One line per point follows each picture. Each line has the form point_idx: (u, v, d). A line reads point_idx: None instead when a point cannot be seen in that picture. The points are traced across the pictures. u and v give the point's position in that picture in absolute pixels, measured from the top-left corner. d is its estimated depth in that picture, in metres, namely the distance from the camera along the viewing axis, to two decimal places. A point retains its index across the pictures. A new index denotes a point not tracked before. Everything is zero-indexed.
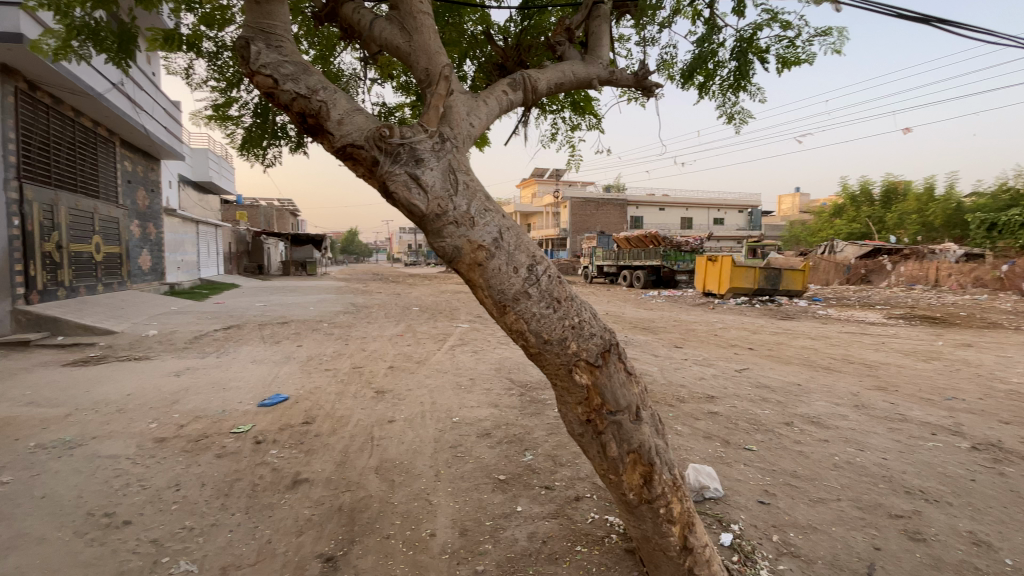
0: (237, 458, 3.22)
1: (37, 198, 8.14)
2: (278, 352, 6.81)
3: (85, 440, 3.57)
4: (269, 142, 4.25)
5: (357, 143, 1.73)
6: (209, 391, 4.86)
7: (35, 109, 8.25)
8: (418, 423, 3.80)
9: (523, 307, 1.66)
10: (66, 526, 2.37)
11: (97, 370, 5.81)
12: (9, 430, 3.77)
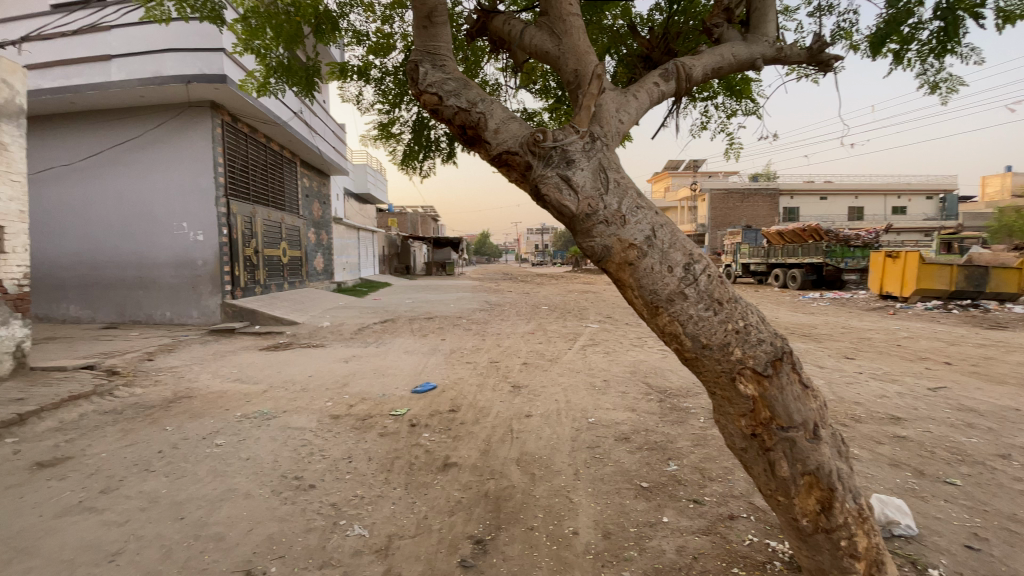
0: (395, 438, 3.60)
1: (240, 212, 10.10)
2: (425, 344, 7.45)
3: (279, 412, 4.32)
4: (422, 154, 4.67)
5: (512, 150, 1.83)
6: (371, 376, 5.52)
7: (237, 138, 10.16)
8: (554, 420, 3.86)
9: (678, 309, 1.58)
10: (269, 484, 2.88)
11: (286, 355, 6.97)
12: (229, 400, 4.73)
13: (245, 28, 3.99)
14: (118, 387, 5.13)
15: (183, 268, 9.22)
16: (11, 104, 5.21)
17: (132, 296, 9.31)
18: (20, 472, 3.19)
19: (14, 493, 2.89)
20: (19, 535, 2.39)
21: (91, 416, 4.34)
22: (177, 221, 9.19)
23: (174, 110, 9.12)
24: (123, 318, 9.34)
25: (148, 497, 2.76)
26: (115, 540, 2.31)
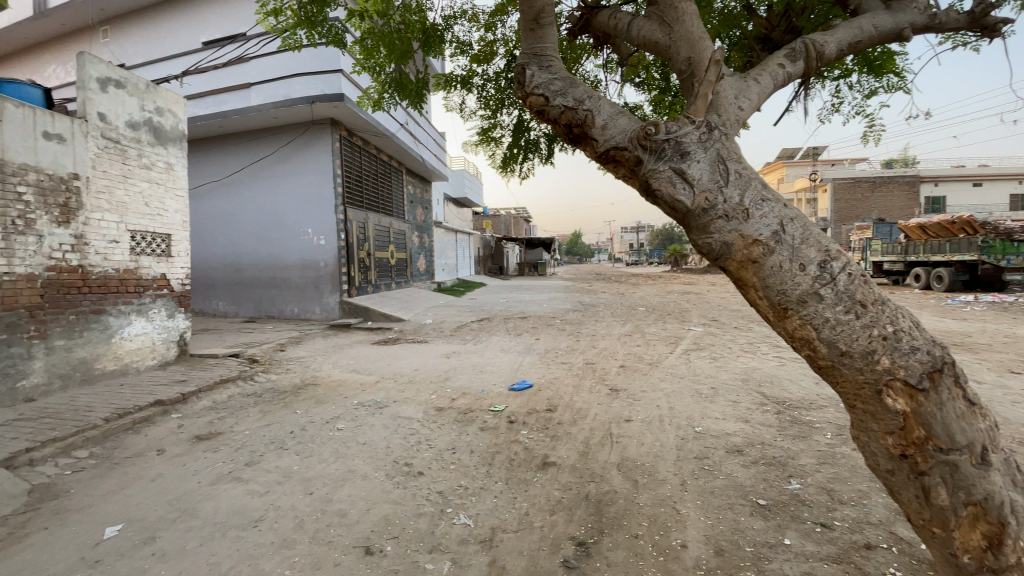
0: (495, 433, 3.70)
1: (355, 218, 11.04)
2: (521, 343, 7.56)
3: (389, 402, 4.64)
4: (521, 156, 4.75)
5: (619, 145, 1.79)
6: (471, 372, 5.74)
7: (352, 150, 11.11)
8: (657, 427, 3.70)
9: (811, 311, 1.44)
10: (382, 468, 3.11)
11: (393, 349, 7.49)
12: (346, 389, 5.18)
13: (363, 49, 4.33)
14: (257, 373, 5.86)
15: (308, 269, 10.29)
16: (175, 130, 6.17)
17: (267, 294, 10.59)
18: (184, 443, 3.77)
19: (181, 460, 3.42)
20: (185, 497, 2.83)
21: (236, 398, 5.00)
22: (304, 228, 10.28)
23: (301, 129, 10.19)
24: (260, 312, 10.65)
25: (282, 472, 3.12)
26: (257, 508, 2.64)
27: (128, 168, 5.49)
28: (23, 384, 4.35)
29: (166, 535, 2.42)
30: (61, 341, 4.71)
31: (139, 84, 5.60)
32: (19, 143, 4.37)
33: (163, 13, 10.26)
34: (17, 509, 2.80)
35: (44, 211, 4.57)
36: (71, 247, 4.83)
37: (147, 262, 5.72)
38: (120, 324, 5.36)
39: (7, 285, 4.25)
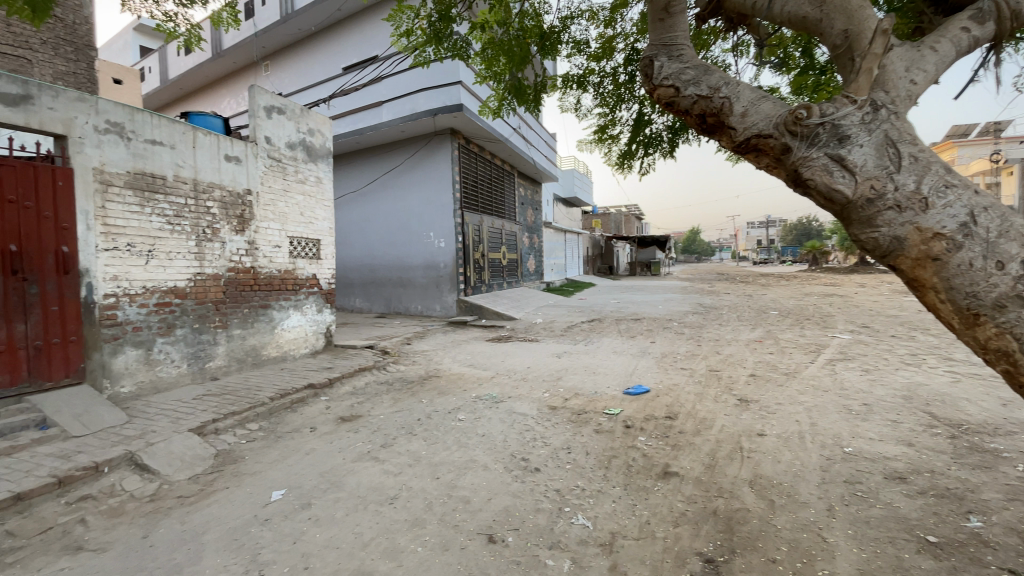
0: (612, 437, 3.63)
1: (471, 221, 11.59)
2: (636, 346, 7.31)
3: (504, 398, 4.79)
4: (640, 152, 4.61)
5: (762, 134, 1.89)
6: (585, 373, 5.69)
7: (469, 156, 11.67)
8: (795, 444, 3.35)
9: (1011, 316, 1.41)
10: (502, 460, 3.22)
11: (507, 347, 7.72)
12: (464, 383, 5.45)
13: (483, 59, 4.53)
14: (389, 364, 6.44)
15: (430, 270, 11.03)
16: (323, 148, 7.01)
17: (395, 293, 11.57)
18: (331, 423, 4.28)
19: (329, 438, 3.89)
20: (332, 470, 3.20)
21: (371, 385, 5.56)
22: (426, 231, 11.04)
23: (424, 139, 10.93)
24: (389, 309, 11.67)
25: (412, 455, 3.39)
26: (392, 486, 2.90)
27: (288, 183, 6.37)
28: (210, 364, 5.27)
29: (318, 503, 2.76)
30: (238, 330, 5.62)
31: (295, 109, 6.46)
32: (209, 166, 5.28)
33: (311, 45, 11.69)
34: (208, 469, 3.40)
35: (225, 221, 5.47)
36: (245, 251, 5.73)
37: (302, 263, 6.59)
38: (282, 317, 6.24)
39: (200, 283, 5.17)
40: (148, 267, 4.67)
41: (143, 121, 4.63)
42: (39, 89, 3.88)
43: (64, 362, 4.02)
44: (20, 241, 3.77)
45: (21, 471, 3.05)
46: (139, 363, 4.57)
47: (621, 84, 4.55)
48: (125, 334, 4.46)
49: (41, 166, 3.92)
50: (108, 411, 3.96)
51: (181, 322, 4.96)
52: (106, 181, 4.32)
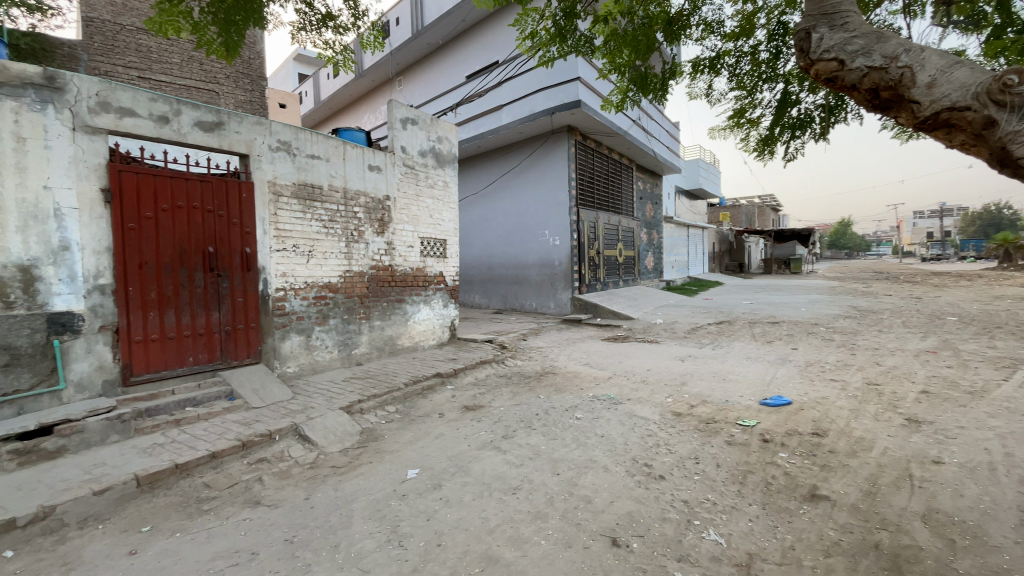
0: (746, 450, 3.34)
1: (588, 218, 11.46)
2: (771, 353, 6.63)
3: (623, 400, 4.67)
4: (786, 135, 4.18)
5: (956, 106, 1.64)
6: (711, 379, 5.32)
7: (587, 153, 11.55)
8: (985, 476, 2.78)
9: None
10: (623, 464, 3.15)
11: (625, 347, 7.50)
12: (582, 382, 5.42)
13: (607, 53, 4.44)
14: (508, 358, 6.65)
15: (545, 267, 11.15)
16: (451, 154, 7.44)
17: (512, 289, 11.91)
18: (457, 411, 4.55)
19: (455, 425, 4.14)
20: (459, 456, 3.40)
21: (492, 377, 5.80)
22: (542, 229, 11.18)
23: (542, 138, 11.03)
24: (506, 305, 12.06)
25: (533, 449, 3.46)
26: (515, 477, 3.00)
27: (420, 188, 6.88)
28: (356, 351, 5.92)
29: (447, 484, 2.95)
30: (378, 321, 6.23)
31: (426, 119, 6.96)
32: (356, 175, 5.92)
33: (439, 57, 12.50)
34: (355, 444, 3.84)
35: (368, 224, 6.09)
36: (384, 250, 6.32)
37: (431, 262, 7.08)
38: (414, 310, 6.78)
39: (348, 278, 5.82)
40: (309, 265, 5.38)
41: (305, 138, 5.33)
42: (229, 117, 4.69)
43: (246, 345, 4.83)
44: (217, 243, 4.59)
45: (217, 433, 3.73)
46: (301, 348, 5.30)
47: (763, 63, 4.18)
48: (291, 322, 5.20)
49: (232, 182, 4.72)
50: (277, 387, 4.66)
51: (334, 313, 5.64)
52: (277, 192, 5.06)
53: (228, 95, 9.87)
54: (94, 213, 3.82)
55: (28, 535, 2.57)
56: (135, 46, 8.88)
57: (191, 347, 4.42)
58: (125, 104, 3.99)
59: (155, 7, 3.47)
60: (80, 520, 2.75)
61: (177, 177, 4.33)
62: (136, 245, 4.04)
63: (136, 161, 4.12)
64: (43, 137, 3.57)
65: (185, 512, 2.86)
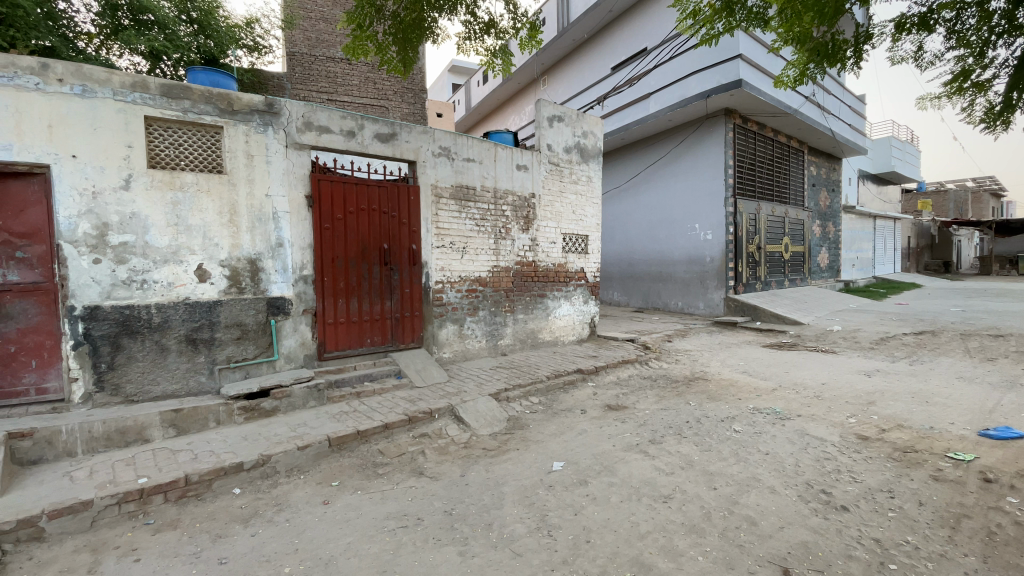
0: (959, 489, 2.72)
1: (746, 209, 10.39)
2: (996, 373, 5.29)
3: (790, 415, 4.15)
4: None
5: None
6: (907, 400, 4.43)
7: (747, 137, 10.46)
8: None
9: None
10: (794, 487, 2.79)
11: (790, 356, 6.64)
12: (739, 392, 4.94)
13: (782, 22, 3.86)
14: (651, 359, 6.35)
15: (694, 264, 10.44)
16: (596, 148, 7.35)
17: (655, 287, 11.40)
18: (599, 409, 4.50)
19: (598, 423, 4.09)
20: (605, 455, 3.35)
21: (636, 378, 5.61)
22: (691, 223, 10.47)
23: (694, 125, 10.29)
24: (647, 304, 11.60)
25: (685, 458, 3.26)
26: (665, 485, 2.85)
27: (564, 184, 6.92)
28: (501, 342, 6.22)
29: (594, 482, 2.93)
30: (522, 315, 6.44)
31: (573, 115, 6.97)
32: (506, 175, 6.18)
33: (584, 51, 12.47)
34: (503, 430, 4.02)
35: (515, 222, 6.32)
36: (529, 247, 6.49)
37: (573, 258, 7.07)
38: (556, 305, 6.87)
39: (496, 273, 6.12)
40: (463, 261, 5.78)
41: (462, 143, 5.72)
42: (400, 127, 5.24)
43: (411, 331, 5.39)
44: (390, 241, 5.18)
45: (388, 407, 4.22)
46: (455, 336, 5.74)
47: (997, 12, 3.30)
48: (447, 312, 5.66)
49: (402, 186, 5.27)
50: (436, 370, 5.11)
51: (483, 305, 5.98)
52: (438, 194, 5.53)
53: (395, 109, 11.11)
54: (301, 216, 4.59)
55: (253, 476, 3.20)
56: (326, 73, 10.49)
57: (369, 330, 5.07)
58: (322, 123, 4.70)
59: (349, 35, 4.00)
60: (288, 469, 3.34)
61: (360, 183, 4.98)
62: (330, 242, 4.75)
63: (330, 171, 4.84)
64: (265, 154, 4.38)
65: (363, 473, 3.30)
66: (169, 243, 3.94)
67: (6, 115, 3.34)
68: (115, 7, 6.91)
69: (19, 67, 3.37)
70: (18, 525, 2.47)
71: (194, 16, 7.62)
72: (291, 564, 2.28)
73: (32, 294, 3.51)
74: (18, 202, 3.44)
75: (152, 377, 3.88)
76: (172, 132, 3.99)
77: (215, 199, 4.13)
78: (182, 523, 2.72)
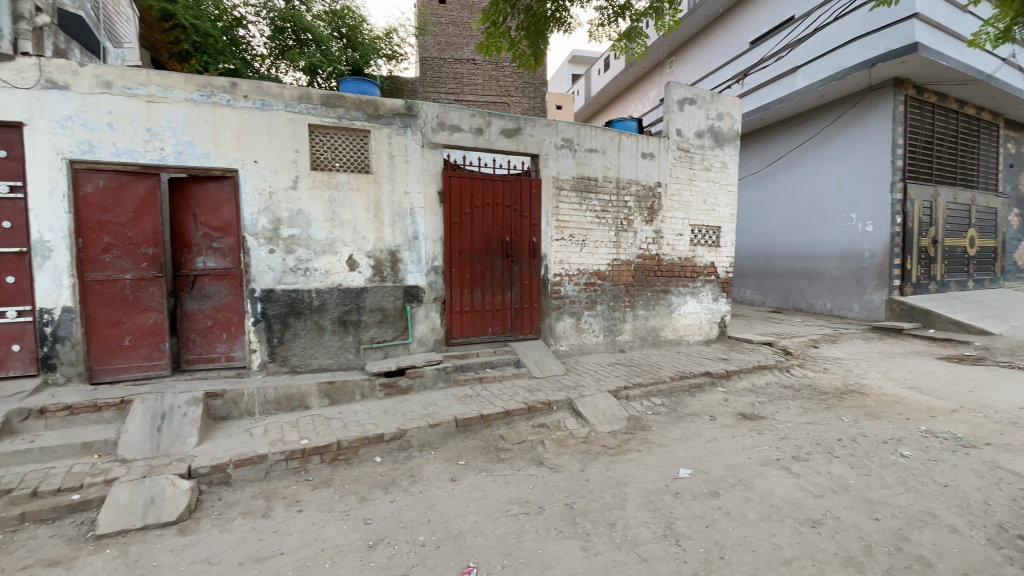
0: None
1: (919, 195, 8.79)
2: None
3: (978, 443, 3.44)
4: None
5: None
6: None
7: (922, 111, 8.83)
8: None
9: None
10: (982, 529, 2.32)
11: (976, 372, 5.51)
12: (905, 410, 4.23)
13: None
14: (793, 366, 5.70)
15: (847, 260, 9.16)
16: (732, 131, 6.75)
17: (797, 286, 10.25)
18: (732, 416, 4.16)
19: (731, 432, 3.79)
20: (739, 467, 3.09)
21: (774, 387, 5.07)
22: (847, 212, 9.17)
23: (852, 101, 8.96)
24: (788, 304, 10.50)
25: (837, 481, 2.88)
26: (813, 508, 2.55)
27: (694, 172, 6.49)
28: (620, 338, 6.06)
29: (726, 495, 2.72)
30: (643, 310, 6.19)
31: (705, 97, 6.49)
32: (630, 165, 5.96)
33: (719, 28, 11.59)
34: (624, 429, 3.91)
35: (639, 213, 6.07)
36: (652, 239, 6.20)
37: (702, 251, 6.61)
38: (680, 302, 6.49)
39: (617, 266, 5.95)
40: (582, 253, 5.72)
41: (586, 133, 5.64)
42: (525, 122, 5.32)
43: (530, 322, 5.50)
44: (512, 234, 5.31)
45: (508, 395, 4.35)
46: (572, 330, 5.72)
47: None
48: (565, 305, 5.65)
49: (524, 180, 5.36)
50: (554, 362, 5.14)
51: (602, 299, 5.87)
52: (560, 186, 5.52)
53: (516, 104, 11.26)
54: (433, 211, 4.90)
55: (391, 447, 3.52)
56: (453, 74, 11.06)
57: (490, 320, 5.28)
58: (453, 122, 4.95)
59: (483, 33, 4.16)
60: (420, 444, 3.62)
61: (486, 178, 5.17)
62: (458, 235, 5.02)
63: (460, 167, 5.09)
64: (404, 154, 4.74)
65: (487, 456, 3.45)
66: (326, 236, 4.46)
67: (206, 129, 4.03)
68: (282, 30, 8.05)
69: (215, 87, 4.04)
70: (212, 470, 3.00)
71: (343, 32, 8.59)
72: (424, 533, 2.46)
73: (226, 278, 4.25)
74: (216, 201, 4.18)
75: (311, 353, 4.45)
76: (329, 137, 4.50)
77: (363, 197, 4.58)
78: (334, 482, 3.09)
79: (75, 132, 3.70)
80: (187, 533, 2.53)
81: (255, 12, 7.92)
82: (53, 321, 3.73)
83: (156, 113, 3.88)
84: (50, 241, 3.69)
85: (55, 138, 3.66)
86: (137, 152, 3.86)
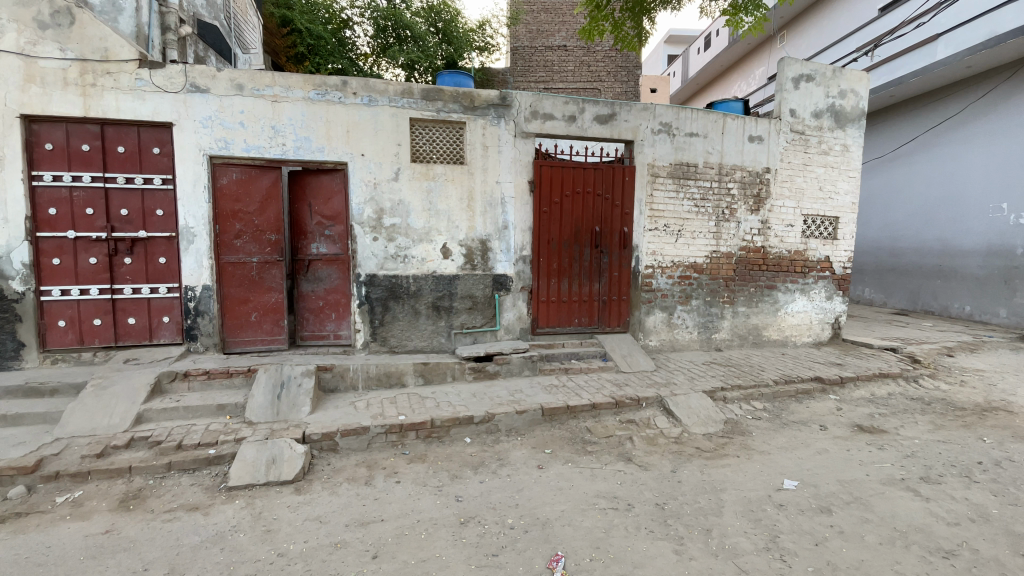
0: None
1: None
2: None
3: None
4: None
5: None
6: None
7: None
8: None
9: None
10: None
11: None
12: None
13: None
14: (922, 376, 5.02)
15: (994, 256, 7.87)
16: (856, 109, 6.04)
17: (929, 285, 9.03)
18: (846, 428, 3.78)
19: (844, 444, 3.44)
20: (855, 483, 2.81)
21: (899, 399, 4.51)
22: (996, 202, 7.84)
23: (1010, 71, 7.58)
24: (916, 306, 9.30)
25: (975, 508, 2.51)
26: (947, 537, 2.25)
27: (809, 156, 5.90)
28: (717, 336, 5.73)
29: (840, 513, 2.48)
30: (743, 308, 5.79)
31: (826, 72, 5.85)
32: (734, 149, 5.56)
33: None
34: (720, 432, 3.69)
35: (742, 201, 5.65)
36: (757, 230, 5.75)
37: (815, 244, 6.03)
38: (787, 300, 5.98)
39: (715, 259, 5.61)
40: (677, 245, 5.46)
41: (686, 117, 5.34)
42: (620, 107, 5.15)
43: (618, 314, 5.37)
44: (603, 223, 5.20)
45: (595, 387, 4.30)
46: (663, 325, 5.51)
47: None
48: (656, 299, 5.45)
49: (617, 167, 5.20)
50: (643, 357, 4.98)
51: (697, 293, 5.58)
52: (655, 173, 5.29)
53: (608, 89, 10.96)
54: (524, 200, 4.94)
55: (481, 430, 3.64)
56: (544, 62, 11.01)
57: (577, 310, 5.23)
58: (547, 110, 4.92)
59: (586, 17, 4.12)
60: (508, 429, 3.70)
61: (578, 167, 5.09)
62: (547, 224, 5.03)
63: (552, 156, 5.07)
64: (497, 144, 4.82)
65: (573, 447, 3.45)
66: (424, 225, 4.68)
67: (320, 125, 4.37)
68: (384, 28, 8.52)
69: (329, 85, 4.36)
70: (323, 437, 3.29)
71: (439, 26, 8.92)
72: (513, 517, 2.52)
73: (336, 263, 4.61)
74: (328, 192, 4.54)
75: (407, 335, 4.71)
76: (428, 129, 4.68)
77: (458, 186, 4.73)
78: (428, 458, 3.27)
79: (213, 130, 4.18)
80: (301, 492, 2.81)
81: (360, 13, 8.45)
82: (196, 297, 4.28)
83: (279, 111, 4.27)
84: (193, 227, 4.21)
85: (198, 137, 4.16)
86: (263, 147, 4.29)
